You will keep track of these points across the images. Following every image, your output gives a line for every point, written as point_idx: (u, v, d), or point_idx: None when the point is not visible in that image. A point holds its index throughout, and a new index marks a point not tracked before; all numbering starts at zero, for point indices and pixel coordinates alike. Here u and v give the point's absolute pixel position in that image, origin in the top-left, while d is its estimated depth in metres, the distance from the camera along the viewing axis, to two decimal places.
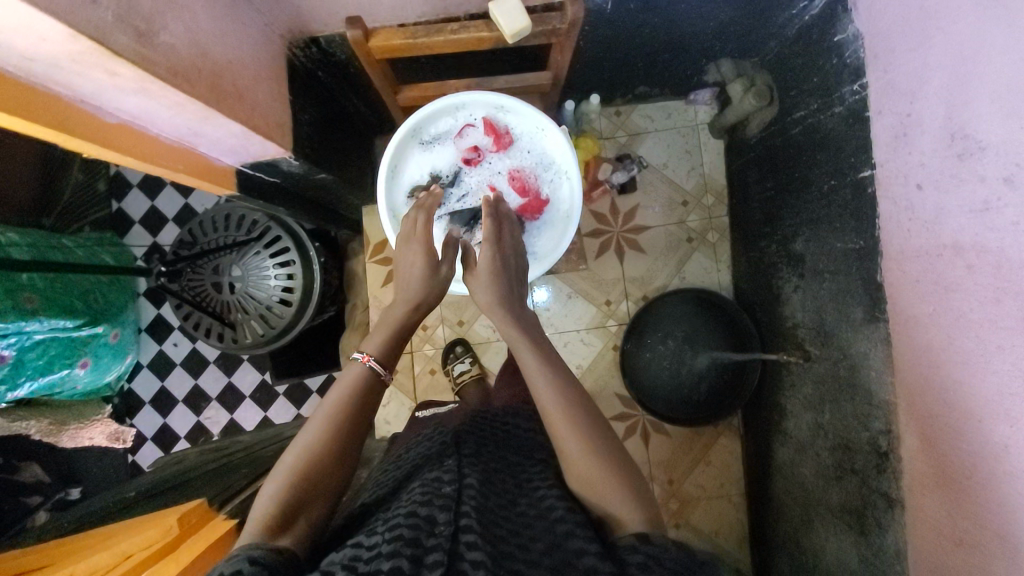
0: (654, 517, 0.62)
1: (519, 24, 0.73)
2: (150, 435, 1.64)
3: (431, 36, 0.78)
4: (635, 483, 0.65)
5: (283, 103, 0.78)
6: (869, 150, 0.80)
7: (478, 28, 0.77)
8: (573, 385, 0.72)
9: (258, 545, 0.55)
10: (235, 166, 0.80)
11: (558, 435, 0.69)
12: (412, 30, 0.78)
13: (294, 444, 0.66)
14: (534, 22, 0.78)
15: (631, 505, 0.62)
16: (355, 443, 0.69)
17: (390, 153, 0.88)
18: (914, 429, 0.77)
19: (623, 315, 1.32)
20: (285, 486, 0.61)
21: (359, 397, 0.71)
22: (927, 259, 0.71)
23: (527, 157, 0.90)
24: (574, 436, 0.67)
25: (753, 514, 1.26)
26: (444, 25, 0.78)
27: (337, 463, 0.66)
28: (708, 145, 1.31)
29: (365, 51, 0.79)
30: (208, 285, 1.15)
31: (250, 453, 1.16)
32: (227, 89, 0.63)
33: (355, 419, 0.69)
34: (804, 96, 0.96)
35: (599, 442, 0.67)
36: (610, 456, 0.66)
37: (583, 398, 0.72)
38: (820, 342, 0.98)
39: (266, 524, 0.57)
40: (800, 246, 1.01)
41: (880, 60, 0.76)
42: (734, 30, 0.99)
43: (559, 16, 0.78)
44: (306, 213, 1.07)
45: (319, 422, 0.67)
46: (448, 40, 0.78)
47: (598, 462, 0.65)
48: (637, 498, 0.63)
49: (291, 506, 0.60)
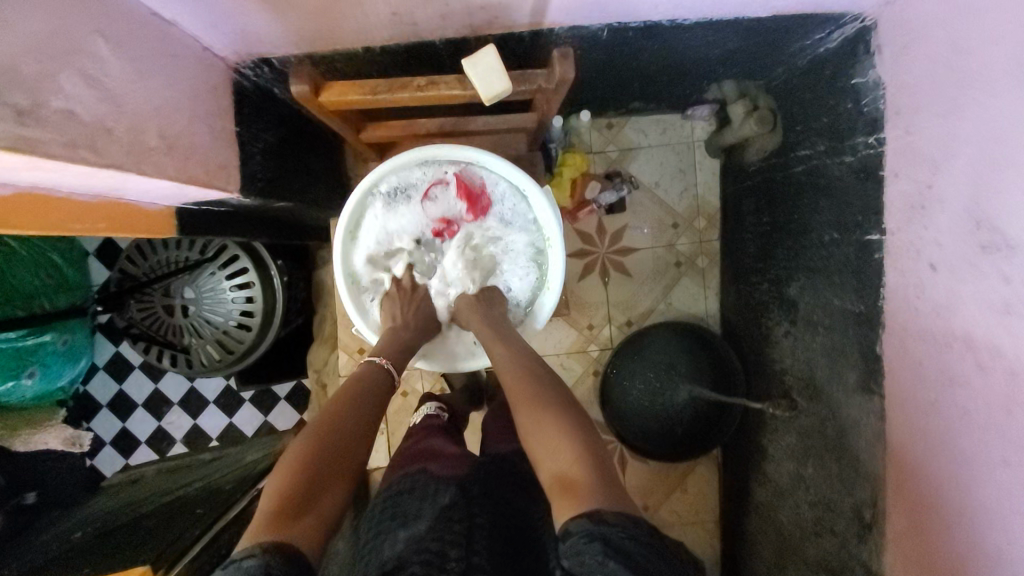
0: (616, 500, 0.60)
1: (497, 86, 0.69)
2: (108, 439, 1.53)
3: (392, 93, 0.72)
4: (601, 473, 0.64)
5: (227, 138, 0.69)
6: (880, 213, 0.73)
7: (449, 85, 0.72)
8: (550, 396, 0.76)
9: (261, 541, 0.57)
10: (175, 207, 0.70)
11: (534, 439, 0.72)
12: (373, 84, 0.72)
13: (289, 452, 0.71)
14: (519, 80, 0.73)
15: (587, 488, 0.62)
16: (356, 451, 0.73)
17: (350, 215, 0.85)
18: (902, 510, 0.72)
19: (605, 340, 1.26)
20: (284, 488, 0.64)
21: (351, 409, 0.77)
22: (932, 344, 0.66)
23: (505, 217, 0.89)
24: (547, 435, 0.70)
25: (726, 543, 1.25)
26: (409, 81, 0.72)
27: (334, 463, 0.69)
28: (703, 165, 1.24)
29: (318, 103, 0.73)
30: (159, 306, 1.08)
31: (209, 482, 1.09)
32: (149, 142, 0.54)
33: (358, 417, 0.77)
34: (811, 134, 0.88)
35: (569, 436, 0.69)
36: (577, 450, 0.67)
37: (563, 407, 0.74)
38: (808, 395, 0.93)
39: (270, 519, 0.60)
40: (795, 292, 0.95)
41: (901, 117, 0.69)
42: (740, 58, 0.90)
43: (545, 74, 0.73)
44: (270, 235, 0.98)
45: (322, 421, 0.74)
46: (414, 97, 0.72)
47: (569, 457, 0.67)
48: (597, 484, 0.62)
49: (293, 504, 0.63)
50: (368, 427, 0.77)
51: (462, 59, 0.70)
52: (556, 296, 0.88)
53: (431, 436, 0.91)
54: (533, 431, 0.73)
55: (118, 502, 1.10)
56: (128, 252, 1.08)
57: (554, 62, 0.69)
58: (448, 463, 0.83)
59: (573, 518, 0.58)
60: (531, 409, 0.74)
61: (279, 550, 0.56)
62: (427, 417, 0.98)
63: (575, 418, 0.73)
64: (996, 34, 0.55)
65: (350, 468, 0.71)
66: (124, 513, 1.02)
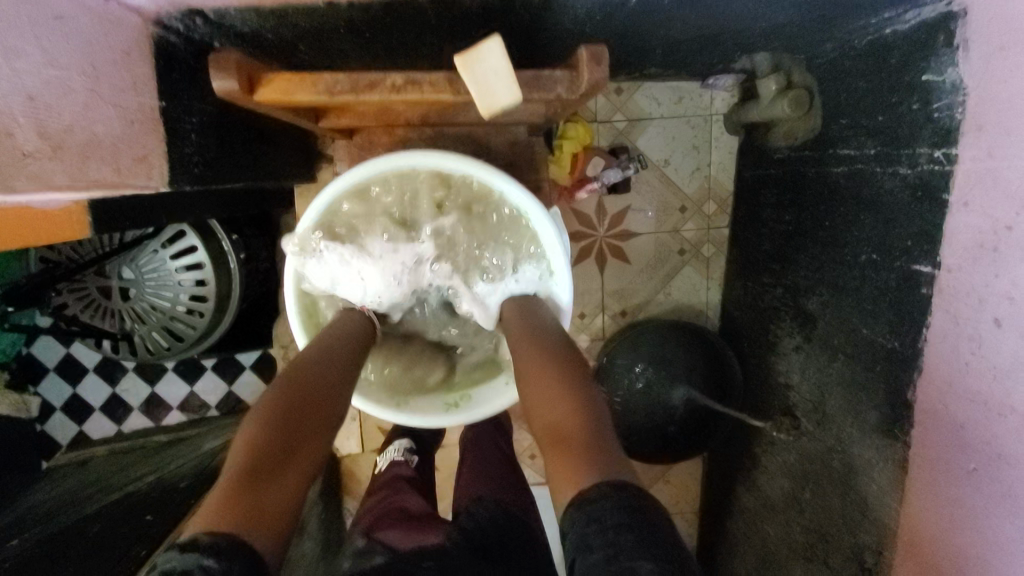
0: (617, 470, 0.53)
1: (505, 98, 0.58)
2: (58, 406, 1.37)
3: (359, 96, 0.60)
4: (600, 438, 0.57)
5: (151, 119, 0.54)
6: (934, 243, 0.63)
7: (434, 88, 0.60)
8: (552, 346, 0.68)
9: (209, 528, 0.47)
10: (91, 202, 0.55)
11: (531, 396, 0.65)
12: (332, 79, 0.59)
13: (248, 418, 0.60)
14: (529, 85, 0.62)
15: (584, 456, 0.55)
16: (325, 419, 0.63)
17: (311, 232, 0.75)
18: (911, 567, 0.67)
19: (597, 330, 1.17)
20: (242, 463, 0.54)
21: (319, 369, 0.67)
22: (980, 408, 0.57)
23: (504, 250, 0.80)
24: (542, 401, 0.63)
25: (704, 538, 1.20)
26: (380, 80, 0.59)
27: (299, 433, 0.59)
28: (719, 142, 1.10)
29: (252, 100, 0.59)
30: (93, 287, 0.94)
31: (164, 476, 1.01)
32: (20, 148, 0.40)
33: (331, 370, 0.68)
34: (859, 132, 0.76)
35: (566, 394, 0.61)
36: (572, 412, 0.59)
37: (557, 363, 0.65)
38: (816, 420, 0.86)
39: (222, 498, 0.50)
40: (813, 306, 0.86)
41: (984, 134, 0.57)
42: (786, 30, 0.75)
43: (564, 82, 0.62)
44: (238, 209, 0.87)
45: (290, 373, 0.65)
46: (388, 99, 0.60)
47: (568, 418, 0.59)
48: (594, 452, 0.55)
49: (252, 480, 0.52)
50: (343, 384, 0.68)
51: (455, 57, 0.58)
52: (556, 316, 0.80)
53: (403, 491, 0.86)
54: (530, 393, 0.65)
55: (65, 489, 1.01)
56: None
57: (584, 66, 0.59)
58: (419, 527, 0.76)
59: (568, 502, 0.51)
60: (529, 361, 0.67)
61: (227, 540, 0.46)
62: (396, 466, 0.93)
63: (578, 372, 0.65)
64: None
65: (319, 438, 0.61)
66: (67, 507, 0.93)
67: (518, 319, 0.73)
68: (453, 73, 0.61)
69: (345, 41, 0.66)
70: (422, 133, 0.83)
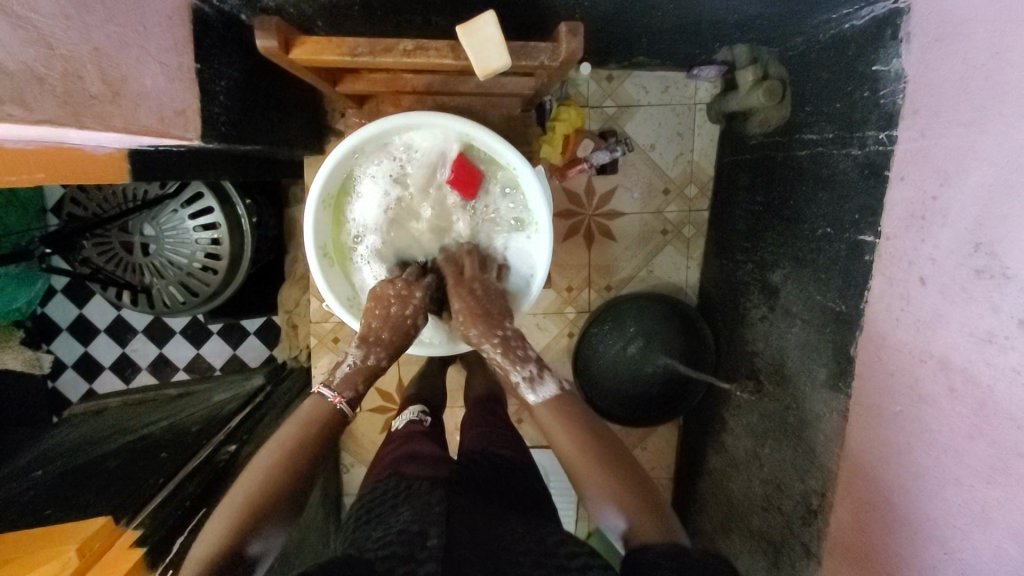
0: (664, 534, 0.65)
1: (497, 62, 0.66)
2: (70, 362, 1.43)
3: (376, 56, 0.68)
4: (643, 496, 0.69)
5: (187, 78, 0.62)
6: (878, 215, 0.71)
7: (439, 53, 0.68)
8: (581, 413, 0.77)
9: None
10: (128, 150, 0.62)
11: (567, 456, 0.73)
12: (353, 43, 0.68)
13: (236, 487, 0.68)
14: (519, 54, 0.70)
15: (640, 516, 0.66)
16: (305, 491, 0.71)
17: (324, 176, 0.81)
18: (849, 504, 0.75)
19: (582, 303, 1.25)
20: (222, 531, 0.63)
21: (308, 438, 0.73)
22: (906, 358, 0.66)
23: (500, 211, 0.90)
24: (575, 453, 0.72)
25: (676, 499, 1.29)
26: (395, 45, 0.68)
27: (285, 497, 0.68)
28: (702, 129, 1.18)
29: (287, 59, 0.67)
30: (116, 242, 1.02)
31: (174, 423, 1.08)
32: (88, 91, 0.48)
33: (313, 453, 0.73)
34: (821, 118, 0.83)
35: (606, 456, 0.72)
36: (619, 468, 0.71)
37: (594, 430, 0.75)
38: (776, 381, 0.94)
39: (199, 571, 0.60)
40: (778, 278, 0.95)
41: (919, 117, 0.64)
42: (760, 21, 0.82)
43: (549, 53, 0.70)
44: (256, 174, 0.94)
45: (277, 447, 0.72)
46: (398, 62, 0.69)
47: (614, 475, 0.70)
48: (643, 510, 0.67)
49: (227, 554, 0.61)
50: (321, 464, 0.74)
51: (456, 27, 0.66)
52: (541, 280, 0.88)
53: (416, 440, 0.81)
54: (566, 451, 0.73)
55: (83, 433, 1.08)
56: (71, 194, 0.99)
57: (562, 37, 0.67)
58: (432, 463, 0.73)
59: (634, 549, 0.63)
60: (564, 424, 0.75)
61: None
62: (410, 423, 0.87)
63: (606, 436, 0.76)
64: (1014, 49, 0.51)
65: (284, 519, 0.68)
66: (86, 446, 1.01)
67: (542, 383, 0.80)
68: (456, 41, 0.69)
69: (358, 15, 0.74)
70: (424, 102, 0.91)
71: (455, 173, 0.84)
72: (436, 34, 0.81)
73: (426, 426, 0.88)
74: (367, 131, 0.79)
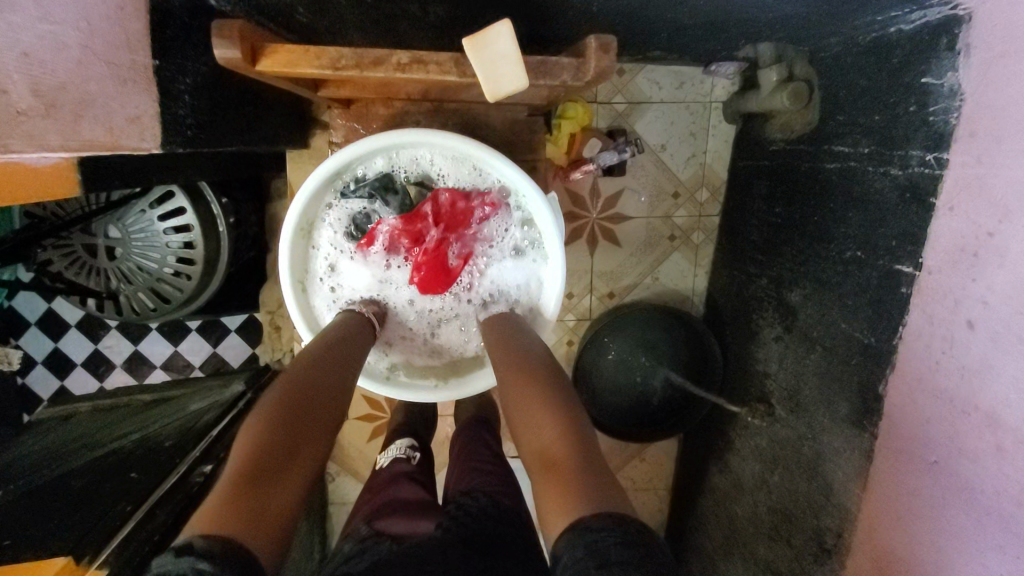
0: (608, 500, 0.55)
1: (518, 83, 0.60)
2: (39, 359, 1.34)
3: (364, 72, 0.61)
4: (594, 473, 0.59)
5: (143, 78, 0.53)
6: (919, 244, 0.65)
7: (440, 68, 0.62)
8: (549, 381, 0.70)
9: (201, 537, 0.48)
10: (75, 159, 0.53)
11: (525, 427, 0.67)
12: (336, 55, 0.60)
13: (248, 420, 0.62)
14: (535, 73, 0.64)
15: (578, 488, 0.57)
16: (327, 423, 0.66)
17: (298, 208, 0.76)
18: (869, 550, 0.70)
19: (583, 310, 1.18)
20: (217, 493, 0.53)
21: (318, 366, 0.69)
22: (946, 407, 0.60)
23: (505, 239, 0.83)
24: (534, 426, 0.66)
25: (675, 513, 1.25)
26: (386, 57, 0.61)
27: (304, 423, 0.63)
28: (717, 130, 1.11)
29: (254, 69, 0.59)
30: (79, 244, 0.93)
31: (148, 435, 1.01)
32: (14, 106, 0.41)
33: (330, 382, 0.69)
34: (855, 130, 0.76)
35: (562, 426, 0.64)
36: (572, 449, 0.62)
37: (562, 401, 0.68)
38: (790, 407, 0.89)
39: (227, 493, 0.53)
40: (796, 299, 0.89)
41: (976, 142, 0.57)
42: (795, 21, 0.75)
43: (571, 71, 0.65)
44: (230, 174, 0.85)
45: (289, 376, 0.67)
46: (391, 76, 0.62)
47: (565, 448, 0.62)
48: (587, 486, 0.57)
49: (236, 498, 0.52)
50: (341, 394, 0.70)
51: (465, 40, 0.59)
52: (557, 295, 0.81)
53: (400, 484, 0.76)
54: (523, 421, 0.67)
55: (48, 442, 1.00)
56: None
57: (592, 54, 0.63)
58: (415, 515, 0.69)
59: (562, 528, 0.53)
60: (526, 390, 0.69)
61: (219, 550, 0.47)
62: (394, 464, 0.82)
63: (572, 408, 0.67)
64: None
65: (311, 448, 0.62)
66: (51, 456, 0.93)
67: (511, 351, 0.74)
68: (459, 55, 0.63)
69: (343, 4, 0.65)
70: (420, 107, 0.84)
71: (428, 257, 0.80)
72: (434, 25, 0.72)
73: (412, 466, 0.82)
74: (346, 155, 0.73)
